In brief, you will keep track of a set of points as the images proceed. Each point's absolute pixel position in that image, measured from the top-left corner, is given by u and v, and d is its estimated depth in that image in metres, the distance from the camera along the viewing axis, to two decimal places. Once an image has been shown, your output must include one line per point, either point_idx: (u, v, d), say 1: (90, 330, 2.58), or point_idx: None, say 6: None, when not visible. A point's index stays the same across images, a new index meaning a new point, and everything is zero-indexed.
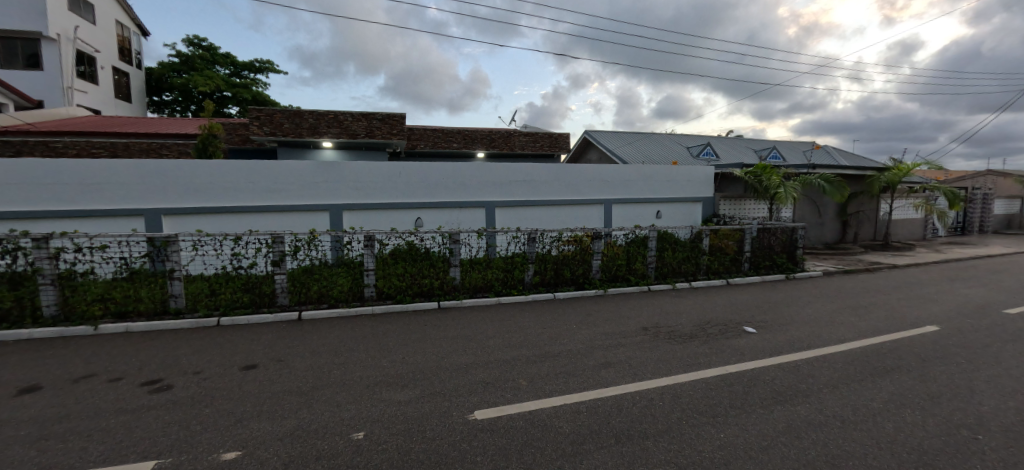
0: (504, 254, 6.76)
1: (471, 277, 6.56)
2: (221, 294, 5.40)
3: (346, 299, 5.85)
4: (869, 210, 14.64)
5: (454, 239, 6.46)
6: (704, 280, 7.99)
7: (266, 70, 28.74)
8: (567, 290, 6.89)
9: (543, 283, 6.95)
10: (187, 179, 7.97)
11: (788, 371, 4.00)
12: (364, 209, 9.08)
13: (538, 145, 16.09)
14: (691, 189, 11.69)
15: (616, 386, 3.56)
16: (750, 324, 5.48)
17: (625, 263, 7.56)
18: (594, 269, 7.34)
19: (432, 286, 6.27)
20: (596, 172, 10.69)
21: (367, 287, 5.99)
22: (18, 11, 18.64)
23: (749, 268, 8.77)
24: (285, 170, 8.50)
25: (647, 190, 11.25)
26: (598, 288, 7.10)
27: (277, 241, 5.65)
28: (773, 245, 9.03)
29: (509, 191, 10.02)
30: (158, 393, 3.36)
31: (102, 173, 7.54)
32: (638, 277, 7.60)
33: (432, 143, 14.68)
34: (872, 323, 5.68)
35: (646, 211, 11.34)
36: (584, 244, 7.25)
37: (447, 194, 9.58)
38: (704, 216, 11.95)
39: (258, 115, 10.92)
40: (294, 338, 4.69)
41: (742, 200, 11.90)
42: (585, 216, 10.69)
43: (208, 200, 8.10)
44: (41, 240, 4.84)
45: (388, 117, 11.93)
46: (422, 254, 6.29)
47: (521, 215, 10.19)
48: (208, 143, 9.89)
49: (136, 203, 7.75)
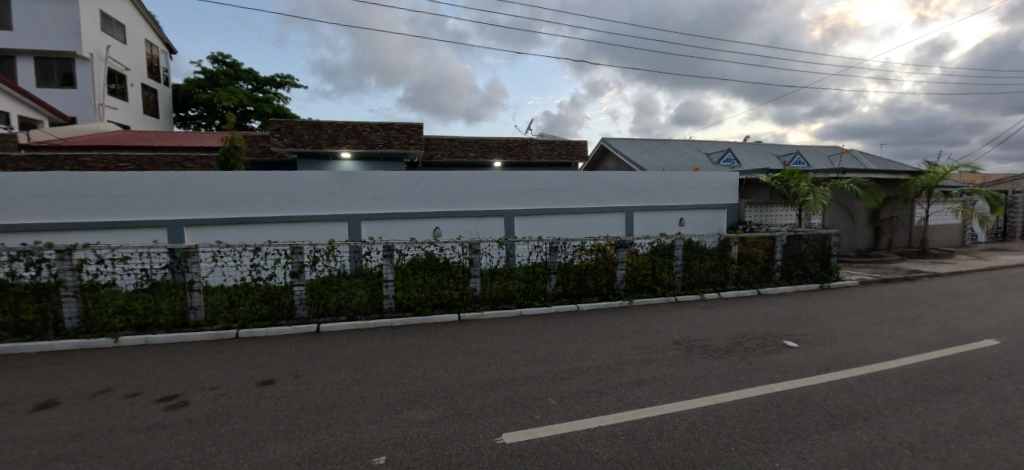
0: (525, 264, 6.51)
1: (492, 289, 6.32)
2: (240, 306, 5.30)
3: (364, 312, 5.69)
4: (903, 216, 14.00)
5: (474, 249, 6.26)
6: (734, 290, 7.65)
7: (287, 85, 29.63)
8: (591, 302, 6.62)
9: (566, 294, 6.68)
10: (207, 191, 8.02)
11: (839, 390, 3.67)
12: (383, 219, 9.02)
13: (556, 154, 15.97)
14: (716, 197, 11.32)
15: (651, 406, 3.30)
16: (790, 337, 5.12)
17: (651, 272, 7.22)
18: (618, 279, 7.02)
19: (452, 298, 6.08)
20: (618, 181, 10.42)
21: (386, 298, 5.83)
22: (55, 32, 19.59)
23: (781, 277, 8.37)
24: (305, 180, 8.51)
25: (671, 196, 10.90)
26: (623, 299, 6.80)
27: (296, 252, 5.50)
28: (805, 252, 8.63)
29: (529, 199, 9.83)
30: (174, 410, 3.26)
31: (127, 185, 7.65)
32: (665, 288, 7.27)
33: (449, 153, 14.66)
34: (924, 336, 5.26)
35: (669, 219, 10.97)
36: (607, 254, 6.95)
37: (465, 204, 9.46)
38: (729, 223, 11.56)
39: (278, 126, 11.00)
40: (312, 352, 4.56)
41: (768, 206, 11.54)
42: (606, 224, 10.42)
43: (227, 211, 8.13)
44: (65, 251, 4.80)
45: (406, 127, 11.90)
46: (442, 264, 6.12)
47: (540, 225, 9.98)
48: (230, 155, 9.98)
49: (158, 215, 7.82)
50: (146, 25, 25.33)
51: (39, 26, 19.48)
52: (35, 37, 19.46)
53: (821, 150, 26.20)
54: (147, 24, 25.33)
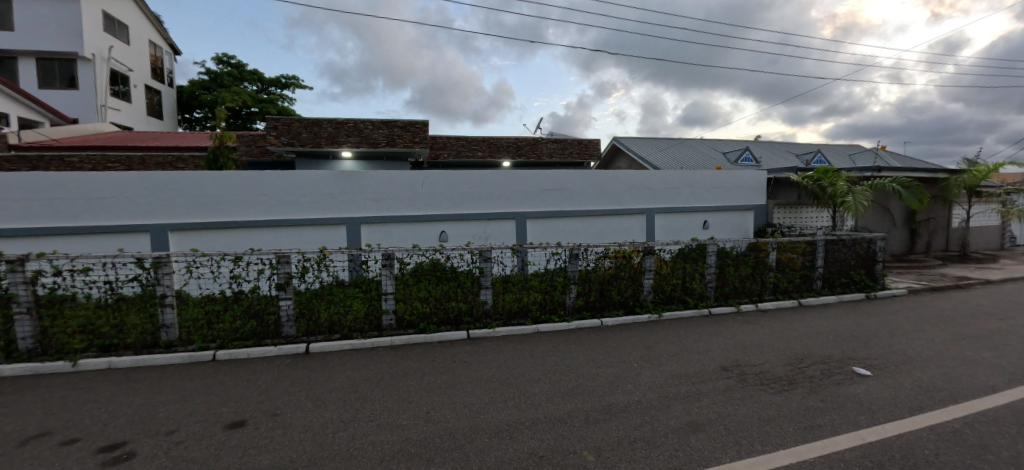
0: (542, 273, 5.78)
1: (505, 301, 5.61)
2: (219, 323, 4.65)
3: (361, 330, 5.01)
4: (941, 218, 13.05)
5: (485, 256, 5.54)
6: (773, 302, 6.87)
7: (292, 86, 29.26)
8: (616, 316, 5.88)
9: (588, 307, 5.94)
10: (195, 193, 7.41)
11: (949, 440, 2.90)
12: (384, 222, 8.36)
13: (567, 153, 15.25)
14: (742, 197, 10.51)
15: (718, 465, 2.57)
16: (857, 362, 4.34)
17: (681, 282, 6.44)
18: (646, 290, 6.27)
19: (460, 312, 5.37)
20: (638, 180, 9.67)
21: (386, 314, 5.14)
22: (57, 33, 19.31)
23: (822, 285, 7.56)
24: (301, 181, 7.87)
25: (695, 197, 10.12)
26: (652, 312, 6.05)
27: (283, 261, 4.82)
28: (848, 259, 7.80)
29: (542, 201, 9.11)
30: (112, 467, 2.58)
31: (108, 186, 7.05)
32: (697, 299, 6.49)
33: (457, 152, 13.99)
34: (1016, 360, 4.46)
35: (693, 221, 10.18)
36: (634, 261, 6.19)
37: (473, 205, 8.76)
38: (757, 226, 10.76)
39: (275, 124, 10.38)
40: (297, 381, 3.88)
41: (799, 207, 10.73)
42: (626, 227, 9.68)
43: (217, 214, 7.52)
44: (16, 262, 4.17)
45: (411, 124, 11.20)
46: (449, 274, 5.39)
47: (554, 228, 9.25)
48: (220, 153, 9.40)
49: (142, 218, 7.22)
50: (150, 25, 25.05)
51: (41, 27, 19.21)
52: (37, 37, 19.19)
53: (842, 149, 25.16)
54: (150, 24, 25.05)
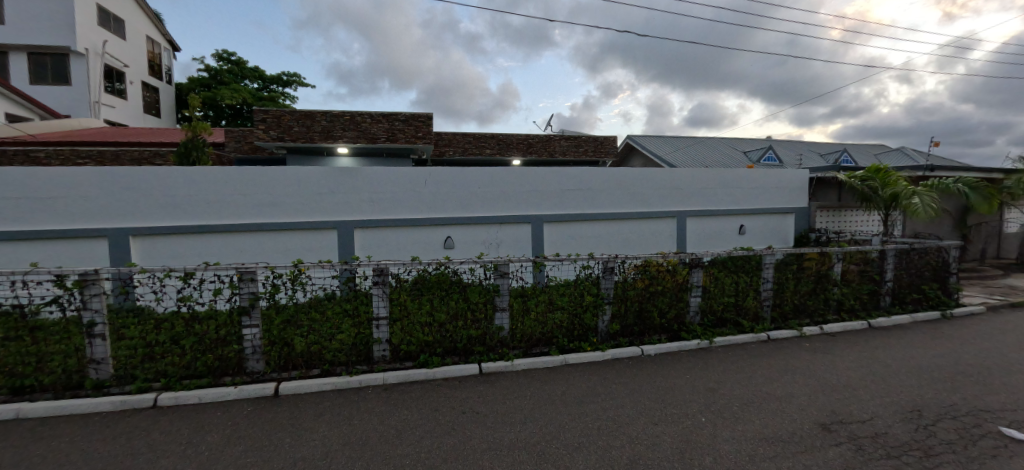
0: (572, 291, 4.68)
1: (526, 327, 4.53)
2: (165, 356, 3.67)
3: (347, 363, 4.01)
4: (995, 222, 11.85)
5: (502, 271, 4.42)
6: (837, 323, 5.80)
7: (293, 83, 28.49)
8: (659, 343, 4.83)
9: (624, 332, 4.88)
10: (165, 193, 6.46)
11: None
12: (381, 227, 7.37)
13: (581, 151, 14.22)
14: (782, 199, 9.42)
15: None
16: (996, 418, 3.28)
17: (733, 300, 5.37)
18: (692, 310, 5.21)
19: (470, 341, 4.31)
20: (667, 179, 8.61)
21: (378, 343, 4.11)
22: (49, 26, 18.55)
23: (891, 302, 6.47)
24: (287, 179, 6.90)
25: (729, 199, 9.04)
26: (701, 338, 5.00)
27: (246, 279, 3.76)
28: (920, 271, 6.70)
29: (559, 202, 8.08)
30: None
31: (62, 184, 6.09)
32: (751, 321, 5.43)
33: (463, 149, 13.03)
34: None
35: (727, 226, 9.10)
36: (680, 276, 5.10)
37: (483, 207, 7.75)
38: (797, 231, 9.65)
39: (264, 117, 9.47)
40: (253, 444, 2.88)
41: (842, 211, 9.64)
42: (652, 231, 8.63)
43: (190, 217, 6.56)
44: None
45: (413, 118, 10.30)
46: (458, 293, 4.31)
47: (573, 233, 8.22)
48: (192, 148, 8.21)
49: (102, 221, 6.26)
50: (148, 21, 24.35)
51: (32, 20, 18.42)
52: (27, 30, 18.38)
53: (866, 149, 23.93)
54: (148, 20, 24.35)
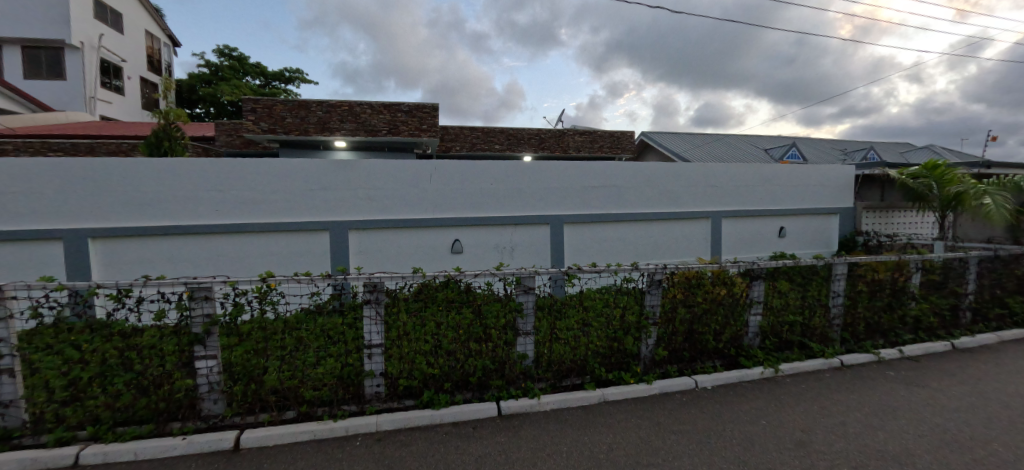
0: (611, 310, 3.79)
1: (555, 354, 3.64)
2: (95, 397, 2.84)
3: (331, 402, 3.16)
4: None
5: (526, 286, 3.52)
6: (917, 345, 4.89)
7: (296, 80, 27.80)
8: (715, 373, 3.95)
9: (673, 359, 4.00)
10: (131, 188, 5.65)
11: None
12: (381, 228, 6.55)
13: (597, 147, 13.35)
14: (825, 198, 8.49)
15: None
16: None
17: (799, 318, 4.47)
18: (751, 331, 4.32)
19: (486, 373, 3.44)
20: (699, 175, 7.71)
21: (369, 378, 3.24)
22: (43, 18, 17.95)
23: (972, 319, 5.54)
24: (273, 173, 6.08)
25: (768, 197, 8.12)
26: (763, 366, 4.12)
27: (197, 299, 2.88)
28: (1004, 281, 5.75)
29: (580, 201, 7.20)
30: None
31: (13, 177, 5.30)
32: (819, 343, 4.55)
33: (470, 145, 12.19)
34: None
35: (764, 228, 8.20)
36: (739, 290, 4.20)
37: (495, 206, 6.90)
38: (841, 235, 8.73)
39: (254, 106, 8.70)
40: None
41: (891, 212, 8.70)
42: (682, 234, 7.75)
43: (162, 217, 5.77)
44: None
45: (417, 109, 9.46)
46: (471, 314, 3.41)
47: (595, 236, 7.34)
48: (166, 137, 7.46)
49: (58, 221, 5.47)
50: (146, 15, 23.72)
51: (26, 12, 17.85)
52: (20, 23, 17.79)
53: (892, 147, 22.80)
54: (147, 14, 23.74)
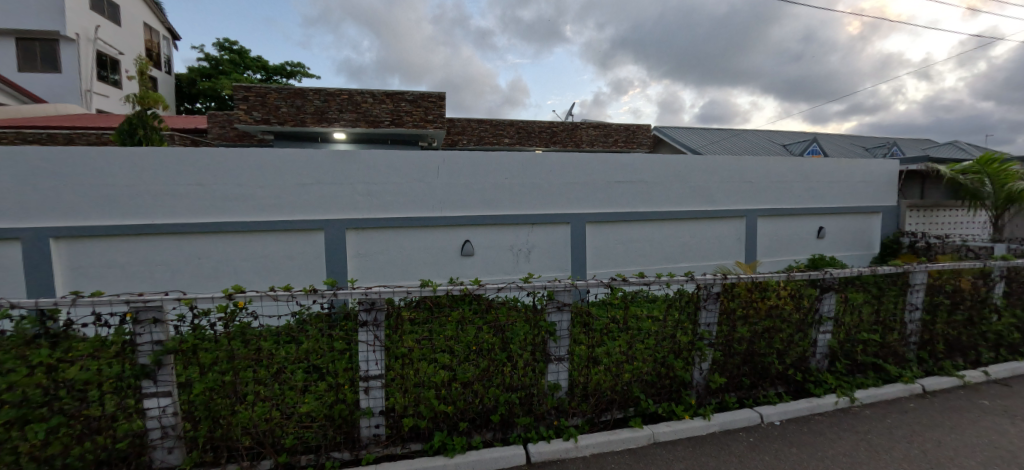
0: (660, 330, 3.12)
1: (593, 384, 2.99)
2: None
3: (319, 447, 2.55)
4: None
5: (559, 302, 2.85)
6: (1004, 366, 4.20)
7: (298, 74, 27.21)
8: (782, 404, 3.29)
9: (731, 386, 3.33)
10: (102, 182, 5.03)
11: None
12: (383, 228, 5.92)
13: (610, 141, 12.78)
14: (865, 196, 7.79)
15: None
16: None
17: (874, 337, 3.79)
18: (819, 352, 3.65)
19: (511, 409, 2.79)
20: (732, 169, 7.00)
21: (366, 417, 2.61)
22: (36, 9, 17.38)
23: None
24: (262, 166, 5.45)
25: (806, 194, 7.41)
26: (837, 395, 3.46)
27: (143, 322, 2.24)
28: None
29: (602, 197, 6.53)
30: None
31: None
32: (894, 365, 3.88)
33: (478, 138, 11.54)
34: None
35: (801, 228, 7.52)
36: (808, 305, 3.52)
37: (508, 203, 6.24)
38: (884, 236, 8.06)
39: (246, 95, 8.09)
40: None
41: (939, 210, 7.98)
42: (710, 234, 7.10)
43: (138, 214, 5.17)
44: None
45: (423, 98, 8.79)
46: (492, 337, 2.75)
47: (618, 236, 6.69)
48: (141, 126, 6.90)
49: (19, 218, 4.87)
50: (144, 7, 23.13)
51: (19, 2, 17.30)
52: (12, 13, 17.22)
53: (915, 144, 21.96)
54: (145, 5, 23.14)
